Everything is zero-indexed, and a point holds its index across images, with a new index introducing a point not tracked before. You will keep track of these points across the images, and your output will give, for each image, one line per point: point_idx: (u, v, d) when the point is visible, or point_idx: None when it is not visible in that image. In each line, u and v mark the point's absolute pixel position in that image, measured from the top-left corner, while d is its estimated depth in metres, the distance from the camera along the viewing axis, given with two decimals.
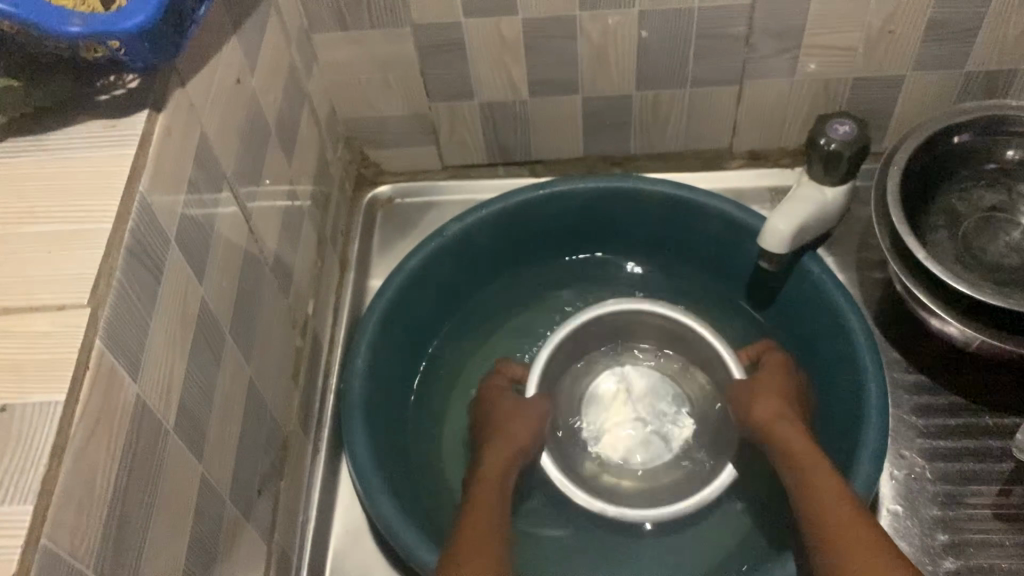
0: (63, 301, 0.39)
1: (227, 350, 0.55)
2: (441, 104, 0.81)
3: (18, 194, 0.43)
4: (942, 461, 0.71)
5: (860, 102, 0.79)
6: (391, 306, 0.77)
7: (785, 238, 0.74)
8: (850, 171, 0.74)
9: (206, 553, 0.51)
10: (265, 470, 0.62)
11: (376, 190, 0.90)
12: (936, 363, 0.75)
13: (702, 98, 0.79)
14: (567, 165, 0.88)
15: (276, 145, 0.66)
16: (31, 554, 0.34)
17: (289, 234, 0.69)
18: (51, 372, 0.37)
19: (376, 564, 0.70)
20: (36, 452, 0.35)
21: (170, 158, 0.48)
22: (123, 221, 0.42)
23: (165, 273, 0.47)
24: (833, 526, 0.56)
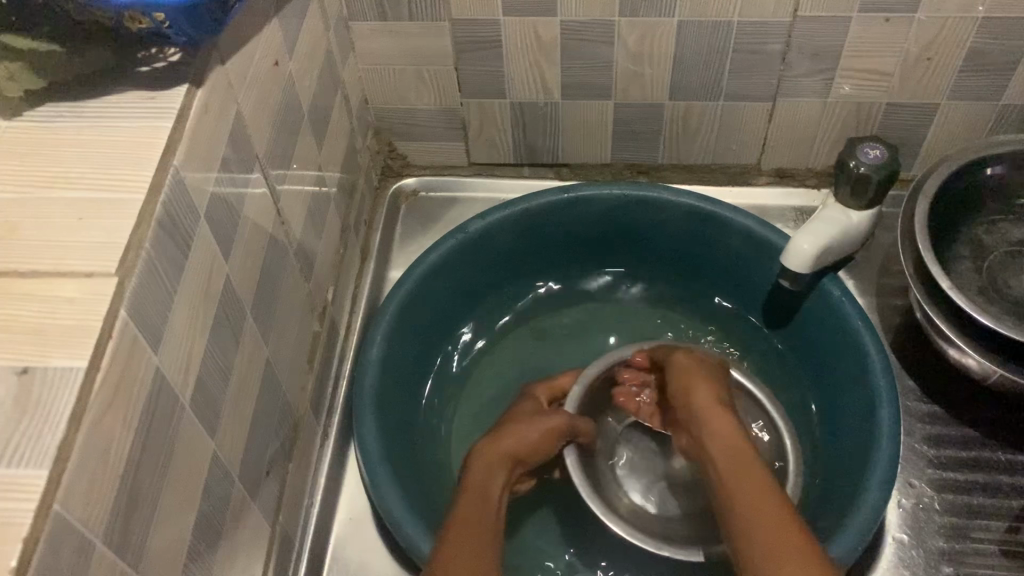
0: (91, 269, 0.39)
1: (246, 331, 0.55)
2: (472, 101, 0.81)
3: (53, 159, 0.43)
4: (951, 493, 0.70)
5: (892, 128, 0.78)
6: (408, 299, 0.77)
7: (809, 258, 0.74)
8: (877, 196, 0.74)
9: (211, 531, 0.51)
10: (274, 453, 0.62)
11: (401, 182, 0.90)
12: (951, 395, 0.75)
13: (733, 113, 0.79)
14: (593, 171, 0.88)
15: (307, 130, 0.67)
16: (43, 520, 0.33)
17: (314, 220, 0.69)
18: (75, 338, 0.37)
19: (376, 555, 0.70)
20: (55, 416, 0.35)
21: (205, 135, 0.48)
22: (155, 193, 0.42)
23: (193, 248, 0.47)
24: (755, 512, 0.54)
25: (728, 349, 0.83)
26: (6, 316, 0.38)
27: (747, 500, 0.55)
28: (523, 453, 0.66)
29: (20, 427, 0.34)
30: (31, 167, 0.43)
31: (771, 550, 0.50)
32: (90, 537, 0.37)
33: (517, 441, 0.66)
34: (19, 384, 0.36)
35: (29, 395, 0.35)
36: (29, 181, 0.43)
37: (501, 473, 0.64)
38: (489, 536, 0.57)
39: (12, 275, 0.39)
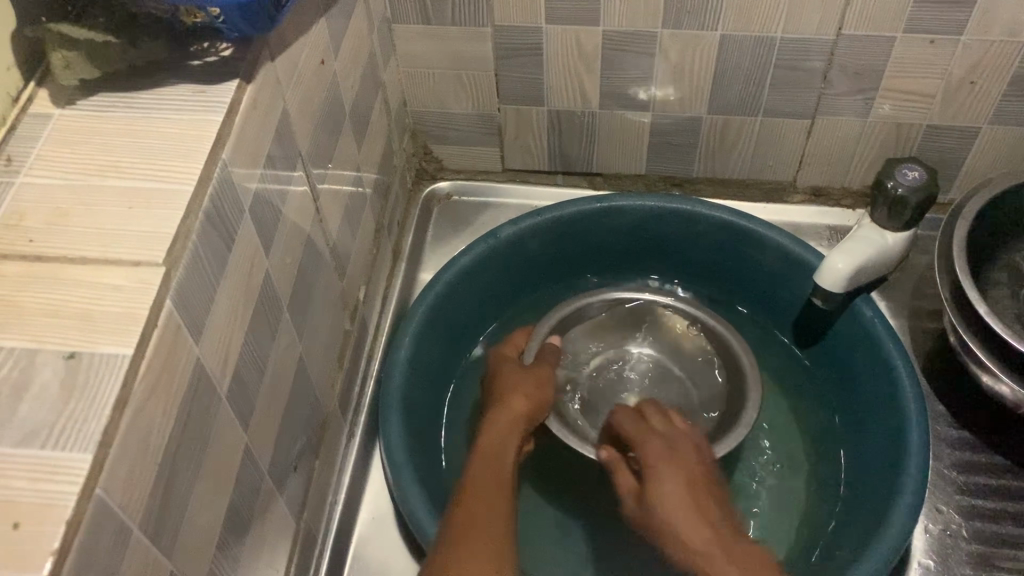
0: (139, 259, 0.39)
1: (281, 325, 0.56)
2: (509, 107, 0.81)
3: (104, 148, 0.44)
4: (979, 520, 0.69)
5: (931, 150, 0.78)
6: (438, 301, 0.77)
7: (843, 278, 0.73)
8: (914, 218, 0.73)
9: (239, 522, 0.51)
10: (301, 447, 0.62)
11: (434, 185, 0.90)
12: (981, 421, 0.74)
13: (771, 129, 0.78)
14: (627, 181, 0.88)
15: (348, 129, 0.67)
16: (85, 505, 0.34)
17: (350, 218, 0.69)
18: (122, 326, 0.37)
19: (397, 554, 0.70)
20: (100, 402, 0.35)
21: (253, 130, 0.48)
22: (204, 185, 0.43)
23: (236, 241, 0.47)
24: None
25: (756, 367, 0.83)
26: (54, 302, 0.38)
27: None
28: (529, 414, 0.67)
29: (65, 411, 0.35)
30: (83, 155, 0.44)
31: None
32: (128, 522, 0.37)
33: (523, 403, 0.67)
34: (66, 368, 0.36)
35: (75, 380, 0.36)
36: (80, 168, 0.43)
37: (514, 438, 0.63)
38: (506, 488, 0.56)
39: (62, 260, 0.39)
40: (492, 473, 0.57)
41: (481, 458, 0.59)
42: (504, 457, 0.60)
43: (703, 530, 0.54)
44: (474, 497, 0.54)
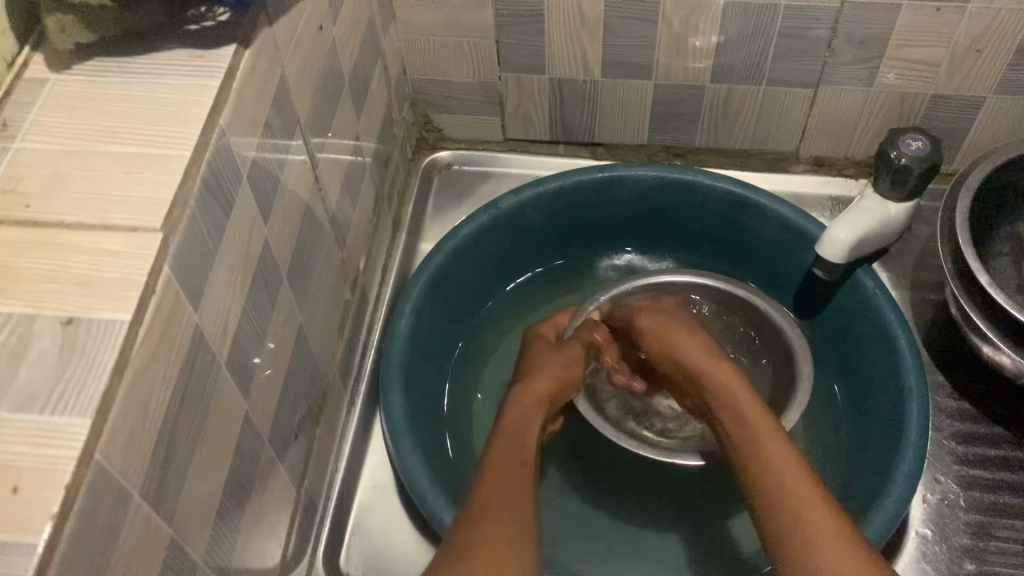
0: (136, 224, 0.39)
1: (281, 294, 0.56)
2: (510, 75, 0.80)
3: (100, 113, 0.43)
4: (977, 490, 0.70)
5: (935, 120, 0.77)
6: (439, 271, 0.77)
7: (845, 248, 0.73)
8: (917, 187, 0.73)
9: (240, 489, 0.51)
10: (302, 416, 0.62)
11: (434, 155, 0.90)
12: (981, 391, 0.74)
13: (774, 98, 0.78)
14: (629, 151, 0.88)
15: (347, 97, 0.66)
16: (84, 471, 0.34)
17: (349, 187, 0.69)
18: (120, 292, 0.37)
19: (398, 523, 0.71)
20: (98, 368, 0.35)
21: (251, 96, 0.48)
22: (202, 151, 0.42)
23: (235, 208, 0.47)
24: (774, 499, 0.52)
25: None
26: (51, 267, 0.38)
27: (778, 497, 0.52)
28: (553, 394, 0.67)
29: (63, 377, 0.35)
30: (80, 121, 0.43)
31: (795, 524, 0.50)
32: (128, 488, 0.37)
33: (546, 387, 0.67)
34: (64, 334, 0.36)
35: (74, 345, 0.36)
36: (77, 134, 0.43)
37: (537, 418, 0.64)
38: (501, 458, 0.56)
39: (59, 226, 0.39)
40: (513, 450, 0.58)
41: (502, 435, 0.60)
42: (529, 433, 0.61)
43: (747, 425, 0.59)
44: (496, 474, 0.54)
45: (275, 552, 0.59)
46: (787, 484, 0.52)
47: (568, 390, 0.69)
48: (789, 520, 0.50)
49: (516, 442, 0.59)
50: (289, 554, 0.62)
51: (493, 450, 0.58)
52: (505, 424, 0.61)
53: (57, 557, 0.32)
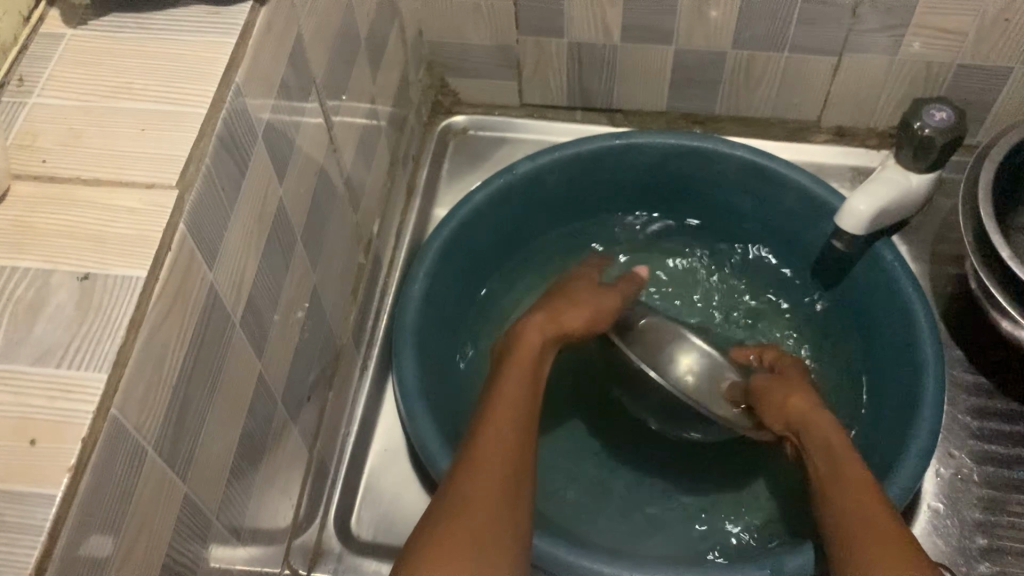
0: (152, 181, 0.39)
1: (296, 256, 0.55)
2: (528, 38, 0.79)
3: (115, 69, 0.43)
4: (991, 465, 0.69)
5: (960, 90, 0.76)
6: (453, 237, 0.77)
7: (865, 219, 0.72)
8: (940, 159, 0.72)
9: (253, 449, 0.51)
10: (315, 378, 0.62)
11: (450, 119, 0.89)
12: (998, 366, 0.74)
13: (797, 66, 0.76)
14: (647, 118, 0.87)
15: (363, 57, 0.66)
16: (100, 425, 0.34)
17: (365, 150, 0.68)
18: (137, 248, 0.37)
19: (409, 487, 0.71)
20: (113, 324, 0.35)
21: (268, 54, 0.47)
22: (218, 108, 0.42)
23: (250, 166, 0.47)
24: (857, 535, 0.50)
25: (772, 309, 0.82)
26: (65, 223, 0.38)
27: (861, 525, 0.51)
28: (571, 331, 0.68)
29: (77, 332, 0.35)
30: (95, 75, 0.43)
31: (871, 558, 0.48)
32: (143, 444, 0.38)
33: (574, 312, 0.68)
34: (79, 289, 0.36)
35: (89, 300, 0.36)
36: (92, 89, 0.42)
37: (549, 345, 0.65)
38: None
39: (75, 181, 0.39)
40: (520, 381, 0.58)
41: (516, 366, 0.60)
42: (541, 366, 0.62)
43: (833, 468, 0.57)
44: (504, 408, 0.55)
45: (288, 512, 0.60)
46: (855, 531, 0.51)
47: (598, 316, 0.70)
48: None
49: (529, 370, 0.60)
50: (301, 514, 0.62)
51: (505, 381, 0.58)
52: (519, 350, 0.62)
53: (74, 510, 0.32)
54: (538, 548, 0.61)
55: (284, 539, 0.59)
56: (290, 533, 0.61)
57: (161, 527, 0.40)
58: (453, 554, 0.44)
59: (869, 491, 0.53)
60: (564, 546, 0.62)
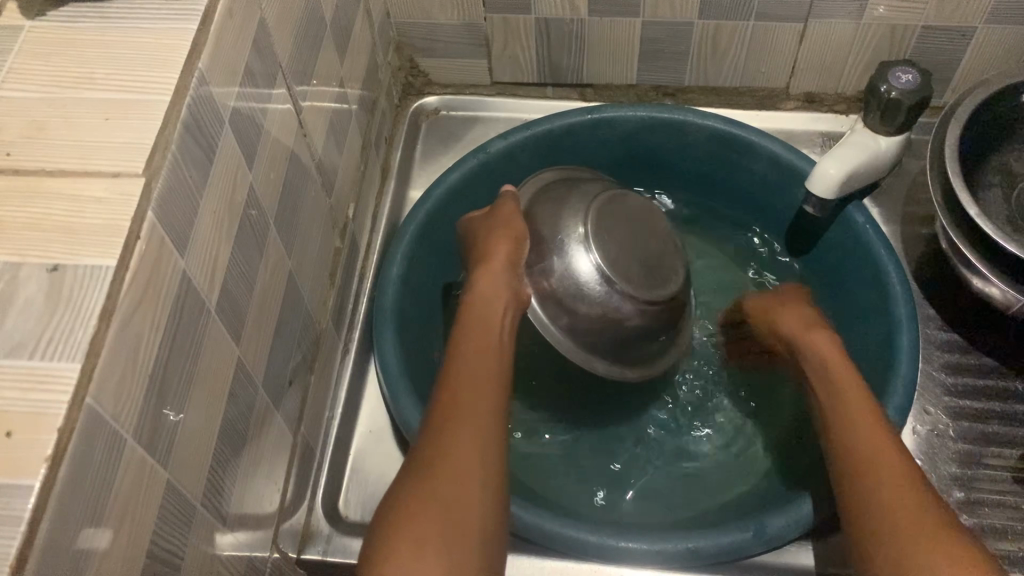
0: (119, 170, 0.39)
1: (269, 241, 0.56)
2: (496, 16, 0.79)
3: (76, 60, 0.43)
4: (966, 420, 0.71)
5: (925, 52, 0.77)
6: (430, 217, 0.77)
7: (835, 183, 0.73)
8: (908, 121, 0.72)
9: (235, 436, 0.52)
10: (296, 363, 0.63)
11: (422, 100, 0.89)
12: (971, 322, 0.75)
13: (763, 33, 0.77)
14: (617, 91, 0.87)
15: (329, 40, 0.65)
16: (75, 414, 0.34)
17: (335, 133, 0.68)
18: (105, 238, 0.37)
19: (394, 467, 0.71)
20: (85, 313, 0.35)
21: (230, 39, 0.47)
22: (181, 95, 0.42)
23: (218, 153, 0.47)
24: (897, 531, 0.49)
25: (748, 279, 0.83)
26: (33, 216, 0.38)
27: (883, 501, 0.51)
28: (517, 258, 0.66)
29: (48, 324, 0.35)
30: (58, 67, 0.43)
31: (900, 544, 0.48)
32: (122, 431, 0.38)
33: (508, 251, 0.66)
34: (50, 281, 0.36)
35: (60, 293, 0.36)
36: (54, 81, 0.42)
37: (507, 297, 0.63)
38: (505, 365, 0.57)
39: (40, 173, 0.39)
40: (485, 307, 0.62)
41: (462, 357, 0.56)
42: (494, 325, 0.61)
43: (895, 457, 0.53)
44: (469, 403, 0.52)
45: (274, 497, 0.60)
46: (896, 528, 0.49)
47: (523, 239, 0.68)
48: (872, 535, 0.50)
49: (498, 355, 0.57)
50: (288, 499, 0.63)
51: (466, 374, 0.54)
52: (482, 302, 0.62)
53: (53, 499, 0.33)
54: (524, 520, 0.61)
55: (271, 524, 0.60)
56: (277, 518, 0.61)
57: (143, 515, 0.41)
58: (417, 521, 0.45)
59: (898, 476, 0.52)
60: (549, 518, 0.62)
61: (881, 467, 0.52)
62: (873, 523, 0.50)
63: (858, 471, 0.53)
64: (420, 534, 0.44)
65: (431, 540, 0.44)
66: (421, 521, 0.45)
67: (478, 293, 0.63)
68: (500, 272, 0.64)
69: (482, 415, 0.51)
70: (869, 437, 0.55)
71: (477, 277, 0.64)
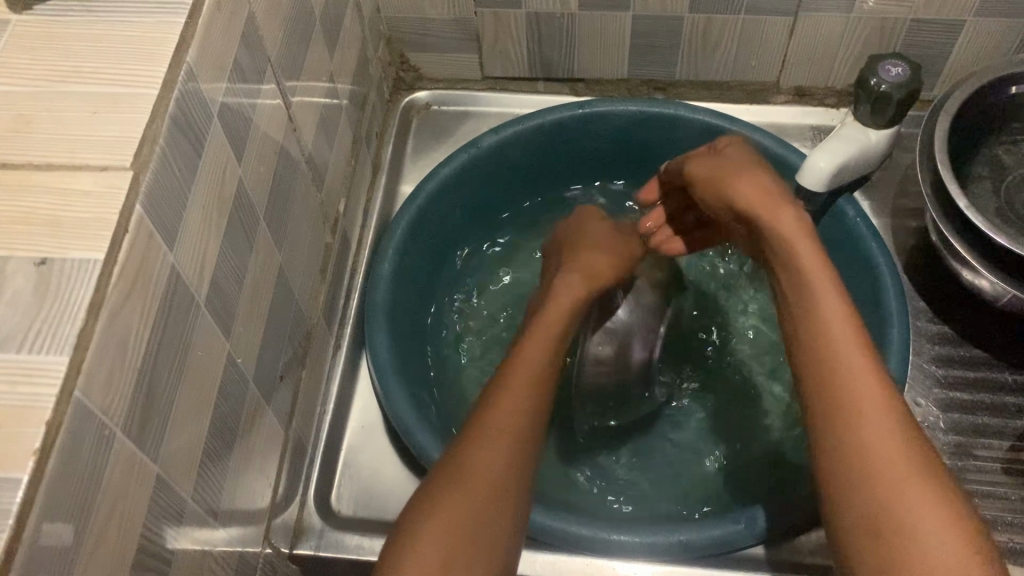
0: (106, 164, 0.39)
1: (259, 235, 0.55)
2: (486, 10, 0.79)
3: (63, 53, 0.43)
4: (957, 412, 0.71)
5: (914, 45, 0.77)
6: (421, 212, 0.77)
7: (825, 175, 0.73)
8: (897, 115, 0.72)
9: (226, 431, 0.52)
10: (287, 358, 0.62)
11: (413, 95, 0.89)
12: (961, 315, 0.75)
13: (753, 27, 0.77)
14: (609, 86, 0.87)
15: (318, 34, 0.65)
16: (63, 408, 0.34)
17: (325, 128, 0.68)
18: (92, 232, 0.37)
19: (387, 462, 0.71)
20: (73, 307, 0.35)
21: (218, 33, 0.47)
22: (169, 89, 0.42)
23: (206, 146, 0.46)
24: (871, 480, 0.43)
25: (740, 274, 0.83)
26: (20, 210, 0.37)
27: (852, 434, 0.44)
28: (603, 267, 0.65)
29: (36, 317, 0.35)
30: (45, 61, 0.42)
31: (872, 499, 0.42)
32: (110, 425, 0.38)
33: (603, 260, 0.65)
34: (37, 275, 0.36)
35: (47, 286, 0.35)
36: (41, 74, 0.42)
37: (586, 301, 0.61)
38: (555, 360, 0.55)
39: (27, 167, 0.39)
40: (574, 312, 0.59)
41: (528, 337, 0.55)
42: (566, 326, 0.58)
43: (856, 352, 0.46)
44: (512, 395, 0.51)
45: (265, 492, 0.60)
46: (866, 476, 0.43)
47: (624, 256, 0.68)
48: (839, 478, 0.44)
49: (553, 350, 0.55)
50: (280, 494, 0.63)
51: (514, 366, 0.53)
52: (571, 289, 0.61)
53: (41, 493, 0.33)
54: None
55: (262, 520, 0.60)
56: (268, 514, 0.61)
57: (132, 509, 0.41)
58: (438, 529, 0.44)
59: (871, 400, 0.45)
60: (541, 512, 0.62)
61: (853, 381, 0.45)
62: (855, 475, 0.43)
63: (827, 387, 0.46)
64: (427, 538, 0.44)
65: (442, 542, 0.44)
66: (438, 528, 0.44)
67: (559, 292, 0.61)
68: (591, 275, 0.63)
69: (521, 413, 0.50)
70: (841, 340, 0.47)
71: (566, 278, 0.62)
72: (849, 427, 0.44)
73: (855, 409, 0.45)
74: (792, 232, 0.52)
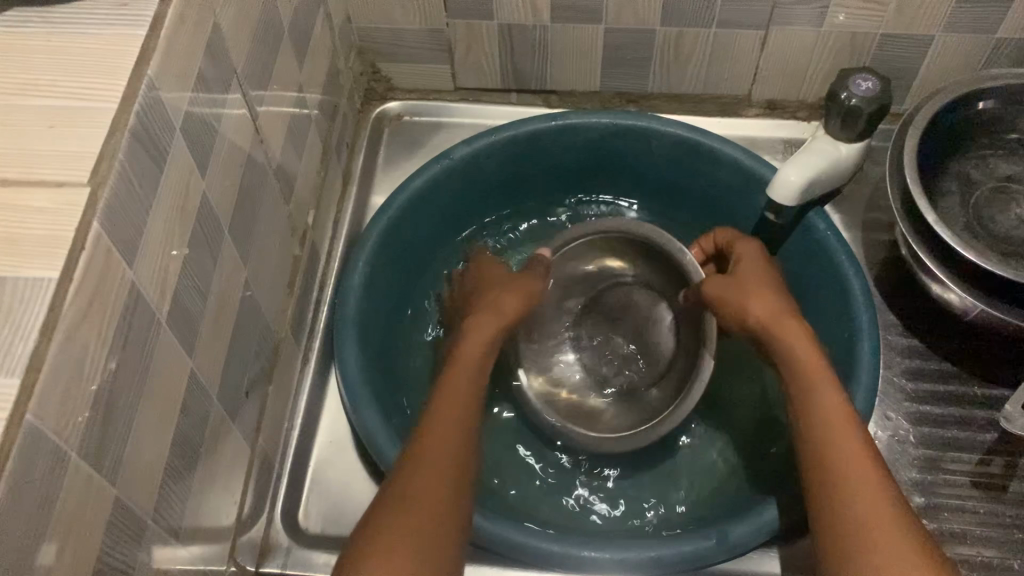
0: (62, 180, 0.38)
1: (224, 250, 0.55)
2: (458, 22, 0.78)
3: (18, 65, 0.42)
4: (926, 426, 0.71)
5: (884, 60, 0.77)
6: (392, 223, 0.76)
7: (795, 191, 0.73)
8: (867, 129, 0.73)
9: (189, 450, 0.51)
10: (254, 374, 0.62)
11: (384, 106, 0.88)
12: (931, 329, 0.76)
13: (725, 40, 0.77)
14: (581, 98, 0.87)
15: (287, 46, 0.65)
16: (15, 432, 0.33)
17: (294, 139, 0.68)
18: (45, 250, 0.36)
19: (356, 477, 0.71)
20: (26, 327, 0.34)
21: (182, 45, 0.46)
22: (129, 102, 0.41)
23: (168, 161, 0.46)
24: (854, 535, 0.50)
25: None
26: None
27: (845, 494, 0.51)
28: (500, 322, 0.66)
29: None
30: (1, 73, 0.41)
31: (861, 546, 0.49)
32: (65, 449, 0.37)
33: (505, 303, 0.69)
34: None
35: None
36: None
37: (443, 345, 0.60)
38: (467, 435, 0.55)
39: None
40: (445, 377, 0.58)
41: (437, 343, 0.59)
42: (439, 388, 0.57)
43: (848, 436, 0.54)
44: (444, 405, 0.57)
45: (231, 510, 0.59)
46: (856, 535, 0.49)
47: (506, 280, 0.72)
48: (832, 535, 0.51)
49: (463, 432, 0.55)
50: (246, 512, 0.62)
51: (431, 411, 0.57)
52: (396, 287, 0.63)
53: None
54: (489, 531, 0.61)
55: (228, 538, 0.59)
56: (234, 532, 0.60)
57: (90, 533, 0.40)
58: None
59: (858, 469, 0.52)
60: (514, 529, 0.61)
61: (842, 455, 0.53)
62: (838, 533, 0.50)
63: (820, 456, 0.54)
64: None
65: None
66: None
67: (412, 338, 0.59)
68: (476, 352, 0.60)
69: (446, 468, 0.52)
70: (833, 425, 0.55)
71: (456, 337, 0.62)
72: (842, 493, 0.52)
73: (849, 480, 0.52)
74: (792, 345, 0.60)
